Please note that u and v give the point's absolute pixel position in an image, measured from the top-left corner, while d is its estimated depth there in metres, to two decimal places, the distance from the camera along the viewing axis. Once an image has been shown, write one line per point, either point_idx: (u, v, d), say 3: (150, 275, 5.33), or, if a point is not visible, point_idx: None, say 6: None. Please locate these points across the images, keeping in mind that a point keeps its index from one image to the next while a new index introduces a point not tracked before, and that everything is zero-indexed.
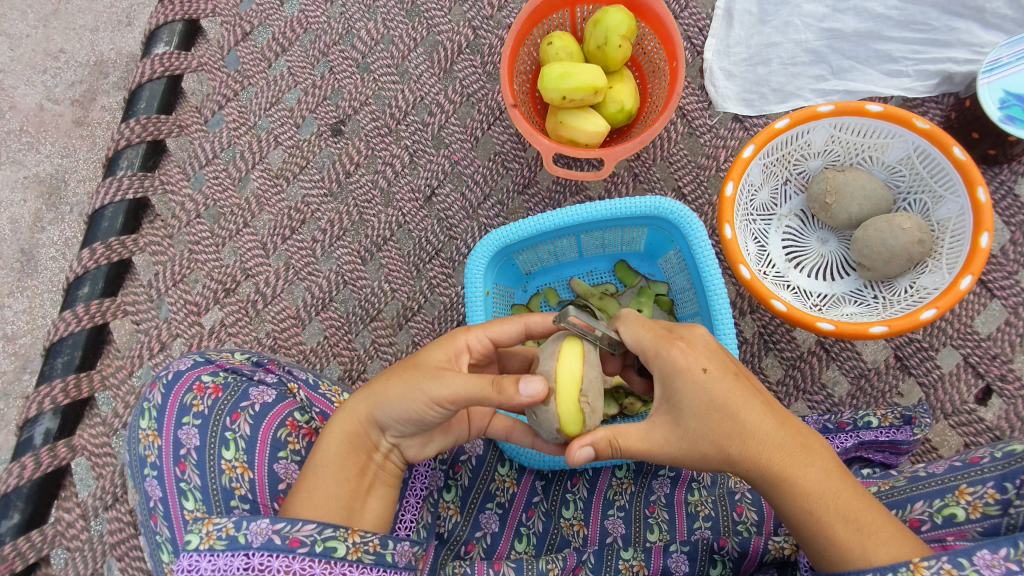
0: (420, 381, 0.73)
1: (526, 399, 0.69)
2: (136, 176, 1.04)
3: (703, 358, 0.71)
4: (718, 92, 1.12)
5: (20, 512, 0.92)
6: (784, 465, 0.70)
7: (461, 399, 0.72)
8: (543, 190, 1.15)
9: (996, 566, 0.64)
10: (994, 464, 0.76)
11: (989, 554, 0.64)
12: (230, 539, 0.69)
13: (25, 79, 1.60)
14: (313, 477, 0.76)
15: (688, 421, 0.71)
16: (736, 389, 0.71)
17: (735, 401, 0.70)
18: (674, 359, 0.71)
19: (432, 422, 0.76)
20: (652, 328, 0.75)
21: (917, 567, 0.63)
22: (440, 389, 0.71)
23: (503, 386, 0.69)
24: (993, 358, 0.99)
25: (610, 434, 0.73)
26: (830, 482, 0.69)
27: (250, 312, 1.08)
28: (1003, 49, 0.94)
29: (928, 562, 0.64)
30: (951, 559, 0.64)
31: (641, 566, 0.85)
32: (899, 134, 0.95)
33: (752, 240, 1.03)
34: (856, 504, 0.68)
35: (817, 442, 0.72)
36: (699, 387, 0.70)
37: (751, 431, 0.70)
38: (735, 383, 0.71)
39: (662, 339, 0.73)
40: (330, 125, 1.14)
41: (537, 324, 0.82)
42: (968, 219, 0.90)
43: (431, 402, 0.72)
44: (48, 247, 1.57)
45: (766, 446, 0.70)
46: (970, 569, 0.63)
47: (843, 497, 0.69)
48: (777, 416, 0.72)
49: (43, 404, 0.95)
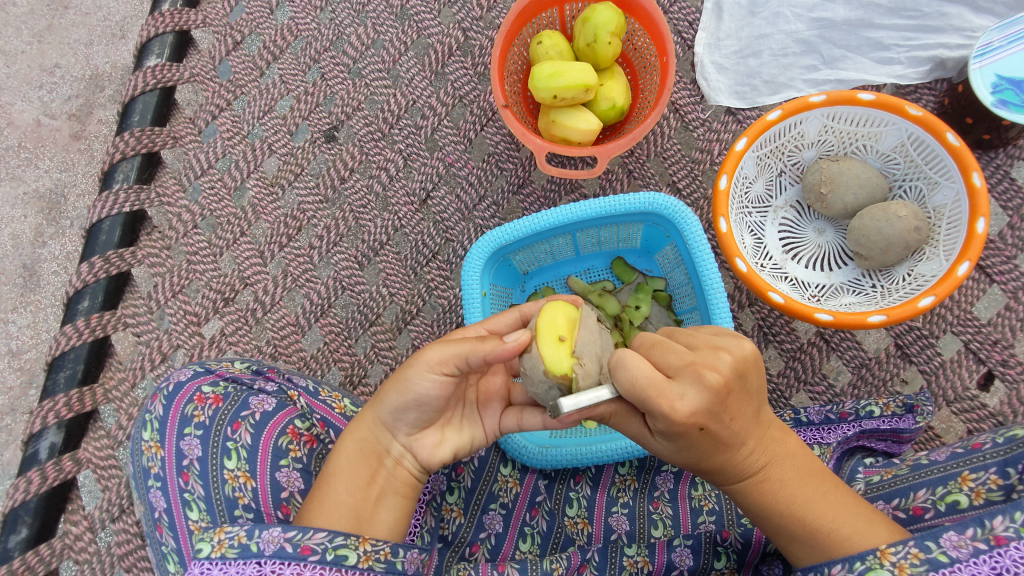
0: (411, 360, 0.76)
1: (512, 347, 0.72)
2: (132, 189, 1.04)
3: (703, 418, 0.64)
4: (710, 86, 1.12)
5: (28, 526, 0.93)
6: (749, 482, 0.71)
7: (451, 357, 0.73)
8: (537, 189, 1.14)
9: (963, 547, 0.64)
10: (996, 450, 0.77)
11: (956, 535, 0.65)
12: (241, 547, 0.70)
13: (21, 95, 1.61)
14: (324, 487, 0.77)
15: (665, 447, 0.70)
16: (722, 429, 0.67)
17: (717, 438, 0.67)
18: (664, 415, 0.63)
19: (434, 398, 0.75)
20: (650, 371, 0.63)
21: (884, 553, 0.66)
22: (430, 355, 0.73)
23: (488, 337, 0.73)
24: (994, 344, 0.99)
25: (608, 413, 0.71)
26: (789, 490, 0.71)
27: (250, 321, 1.08)
28: (994, 32, 0.93)
29: (895, 548, 0.66)
30: (918, 543, 0.66)
31: (646, 562, 0.86)
32: (892, 122, 0.95)
33: (748, 234, 1.02)
34: (816, 508, 0.70)
35: (783, 451, 0.73)
36: (688, 436, 0.66)
37: (721, 457, 0.69)
38: (722, 427, 0.67)
39: (658, 390, 0.63)
40: (324, 132, 1.14)
41: (532, 309, 0.82)
42: (964, 205, 0.90)
43: (425, 370, 0.73)
44: (50, 261, 1.57)
45: (731, 466, 0.71)
46: (937, 552, 0.65)
47: (801, 503, 0.71)
48: (751, 439, 0.70)
49: (47, 418, 0.96)
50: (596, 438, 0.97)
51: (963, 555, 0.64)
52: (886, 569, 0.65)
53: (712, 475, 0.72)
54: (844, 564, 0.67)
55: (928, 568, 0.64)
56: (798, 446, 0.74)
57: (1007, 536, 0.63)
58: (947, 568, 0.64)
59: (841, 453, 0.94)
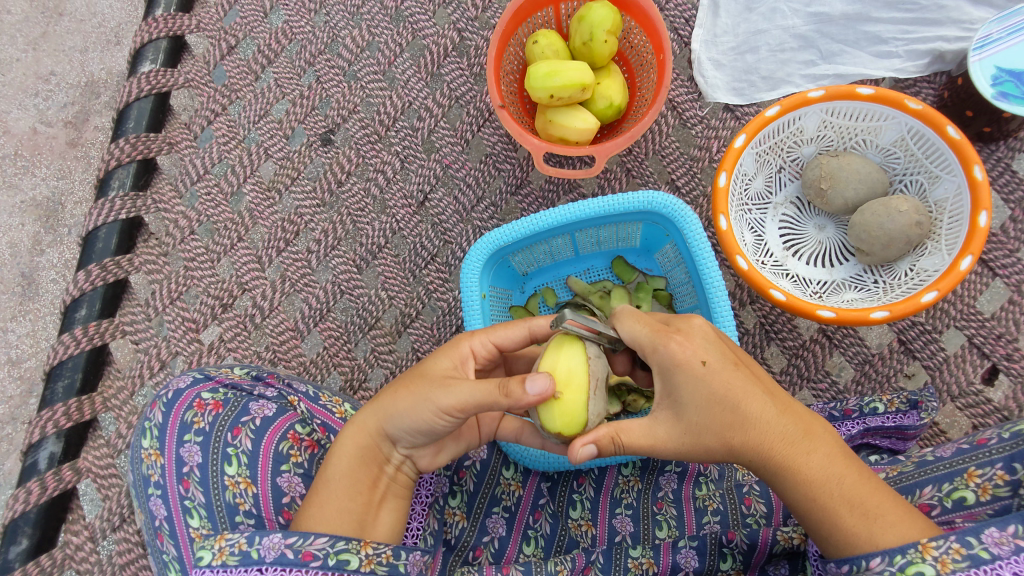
0: (428, 392, 0.73)
1: (535, 397, 0.68)
2: (128, 197, 1.04)
3: (701, 350, 0.71)
4: (708, 83, 1.11)
5: (28, 537, 0.93)
6: (790, 457, 0.69)
7: (470, 406, 0.71)
8: (536, 189, 1.14)
9: (1004, 544, 0.62)
10: (1002, 445, 0.76)
11: (997, 532, 0.63)
12: (243, 554, 0.69)
13: (17, 103, 1.61)
14: (324, 491, 0.76)
15: (688, 413, 0.71)
16: (735, 378, 0.70)
17: (735, 393, 0.70)
18: (672, 352, 0.71)
19: (444, 432, 0.75)
20: (649, 323, 0.74)
21: (926, 547, 0.62)
22: (449, 398, 0.71)
23: (510, 387, 0.68)
24: (998, 338, 0.98)
25: (612, 430, 0.73)
26: (834, 467, 0.68)
27: (249, 327, 1.08)
28: (993, 24, 0.93)
29: (936, 542, 0.63)
30: (960, 538, 0.63)
31: (650, 564, 0.85)
32: (891, 116, 0.94)
33: (748, 231, 1.02)
34: (864, 488, 0.67)
35: (820, 427, 0.71)
36: (700, 379, 0.70)
37: (751, 421, 0.69)
38: (733, 373, 0.70)
39: (658, 333, 0.73)
40: (319, 135, 1.13)
41: (541, 327, 0.81)
42: (966, 198, 0.89)
43: (440, 413, 0.72)
44: (48, 269, 1.57)
45: (766, 437, 0.69)
46: (979, 548, 0.62)
47: (848, 481, 0.67)
48: (779, 404, 0.71)
49: (46, 428, 0.96)
50: None
51: (1005, 552, 0.62)
52: (928, 563, 0.62)
53: (749, 458, 0.71)
54: (883, 557, 0.63)
55: (969, 565, 0.62)
56: (839, 434, 0.73)
57: None
58: (988, 565, 0.61)
59: None
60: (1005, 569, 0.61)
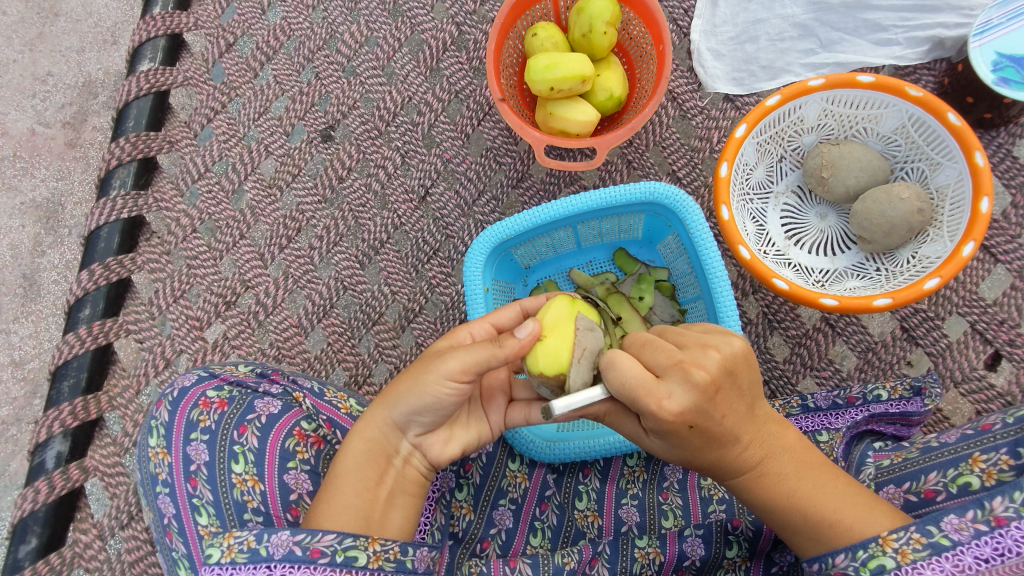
0: (429, 365, 0.74)
1: (526, 340, 0.72)
2: (129, 196, 1.04)
3: (690, 416, 0.66)
4: (708, 73, 1.11)
5: (37, 536, 0.93)
6: (747, 478, 0.73)
7: (473, 367, 0.72)
8: (537, 182, 1.14)
9: (964, 530, 0.65)
10: (1006, 430, 0.76)
11: (957, 518, 0.66)
12: (251, 551, 0.70)
13: (15, 105, 1.60)
14: (333, 488, 0.77)
15: (658, 445, 0.72)
16: (715, 428, 0.68)
17: (713, 437, 0.69)
18: (660, 419, 0.66)
19: (450, 406, 0.75)
20: (638, 373, 0.66)
21: (886, 541, 0.67)
22: (450, 363, 0.71)
23: (504, 338, 0.72)
24: (1000, 324, 0.98)
25: (602, 411, 0.75)
26: (788, 484, 0.72)
27: (253, 324, 1.08)
28: (993, 10, 0.92)
29: (896, 535, 0.67)
30: (920, 527, 0.66)
31: (657, 553, 0.85)
32: (892, 104, 0.94)
33: (750, 220, 1.02)
34: (818, 500, 0.71)
35: (779, 447, 0.73)
36: (685, 435, 0.68)
37: (717, 455, 0.71)
38: (715, 425, 0.68)
39: (647, 393, 0.65)
40: (320, 131, 1.13)
41: (532, 304, 0.85)
42: (967, 185, 0.89)
43: (444, 379, 0.72)
44: (50, 271, 1.57)
45: (730, 463, 0.72)
46: (939, 535, 0.65)
47: (802, 496, 0.71)
48: (746, 438, 0.71)
49: (53, 427, 0.96)
50: (601, 430, 0.97)
51: (965, 537, 0.65)
52: (889, 555, 0.66)
53: (709, 472, 0.74)
54: (847, 554, 0.68)
55: (930, 553, 0.65)
56: (796, 441, 0.75)
57: (1007, 517, 0.65)
58: (949, 551, 0.65)
59: (851, 438, 0.93)
60: (967, 554, 0.64)
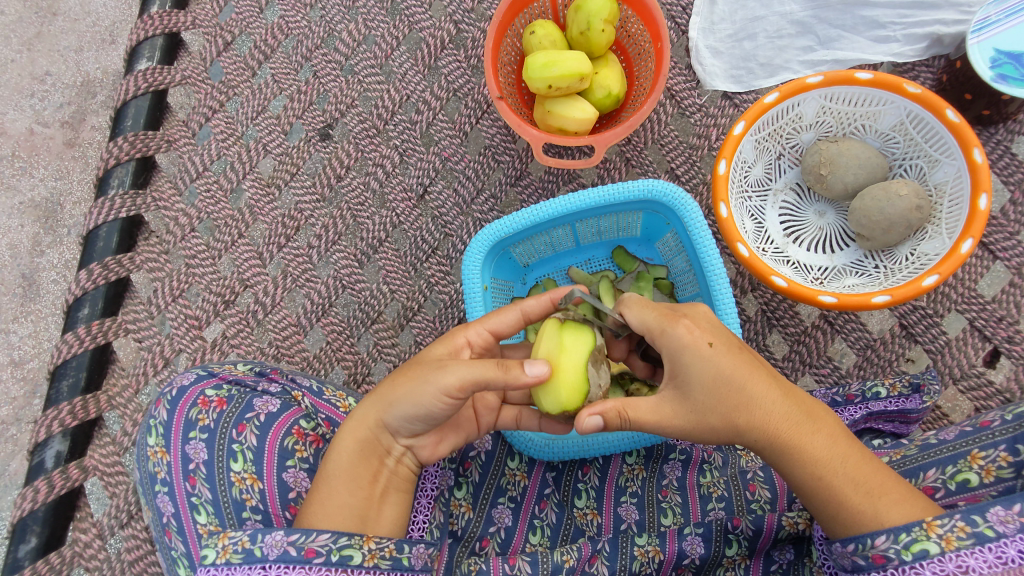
0: (426, 374, 0.73)
1: (534, 378, 0.71)
2: (128, 195, 1.04)
3: (708, 332, 0.72)
4: (706, 70, 1.11)
5: (37, 535, 0.93)
6: (794, 438, 0.72)
7: (470, 384, 0.72)
8: (535, 180, 1.14)
9: (1010, 522, 0.65)
10: (1005, 428, 0.76)
11: (1003, 511, 0.66)
12: (247, 552, 0.70)
13: (14, 104, 1.60)
14: (325, 488, 0.76)
15: (696, 398, 0.72)
16: (741, 361, 0.72)
17: (745, 380, 0.72)
18: (680, 336, 0.72)
19: (443, 416, 0.75)
20: (656, 309, 0.75)
21: (930, 525, 0.66)
22: (449, 378, 0.72)
23: (510, 366, 0.71)
24: (999, 320, 0.98)
25: (619, 405, 0.73)
26: (837, 447, 0.72)
27: (252, 323, 1.08)
28: (991, 7, 0.92)
29: (941, 521, 0.66)
30: (965, 516, 0.66)
31: (657, 551, 0.85)
32: (890, 101, 0.94)
33: (749, 218, 1.02)
34: (866, 468, 0.71)
35: (822, 410, 0.75)
36: (709, 362, 0.71)
37: (758, 403, 0.72)
38: (740, 357, 0.73)
39: (667, 318, 0.74)
40: (318, 130, 1.13)
41: (533, 307, 0.82)
42: (966, 181, 0.89)
43: (441, 393, 0.72)
44: (49, 271, 1.57)
45: (772, 417, 0.72)
46: (984, 526, 0.65)
47: (851, 462, 0.71)
48: (783, 387, 0.74)
49: (52, 427, 0.96)
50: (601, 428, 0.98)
51: (1010, 530, 0.65)
52: (932, 540, 0.65)
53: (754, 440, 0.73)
54: (889, 536, 0.67)
55: (974, 542, 0.65)
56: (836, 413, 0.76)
57: None
58: (993, 542, 0.64)
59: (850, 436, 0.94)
60: (1010, 547, 0.64)
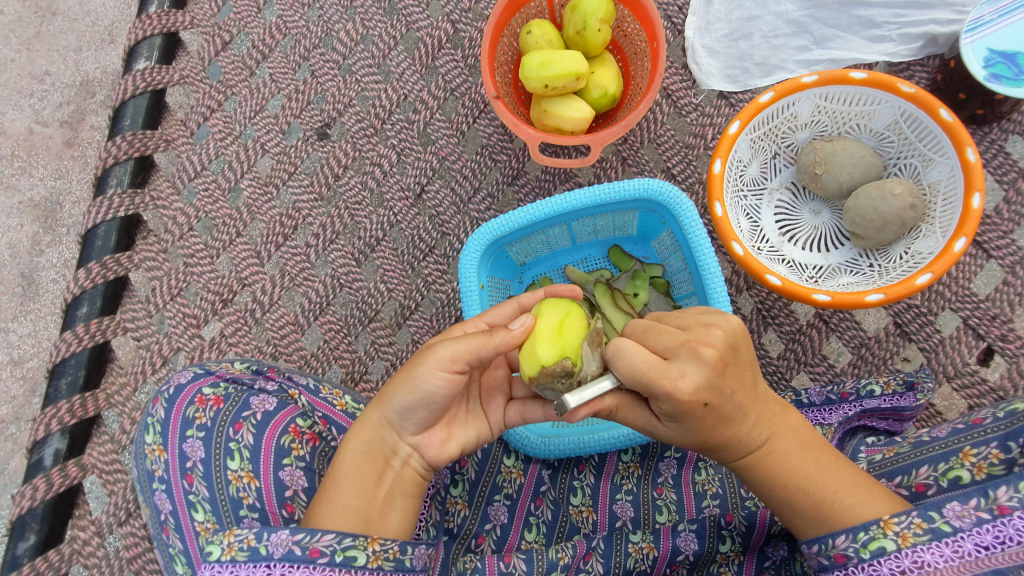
0: (419, 356, 0.75)
1: (520, 330, 0.75)
2: (126, 193, 1.04)
3: (706, 393, 0.68)
4: (702, 70, 1.11)
5: (36, 533, 0.93)
6: (755, 456, 0.74)
7: (463, 355, 0.73)
8: (532, 179, 1.15)
9: (966, 517, 0.66)
10: (997, 424, 0.77)
11: (959, 505, 0.67)
12: (252, 550, 0.71)
13: (13, 104, 1.61)
14: (331, 489, 0.77)
15: (674, 428, 0.72)
16: (723, 400, 0.70)
17: (725, 412, 0.70)
18: (676, 393, 0.66)
19: (446, 398, 0.74)
20: (649, 355, 0.67)
21: (887, 523, 0.68)
22: (440, 352, 0.72)
23: (495, 330, 0.74)
24: (993, 319, 0.99)
25: (613, 406, 0.75)
26: (792, 461, 0.74)
27: (250, 321, 1.08)
28: (984, 7, 0.93)
29: (897, 518, 0.68)
30: (922, 513, 0.68)
31: (650, 548, 0.86)
32: (885, 100, 0.95)
33: (743, 217, 1.02)
34: (819, 478, 0.73)
35: (783, 423, 0.76)
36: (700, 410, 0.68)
37: (729, 434, 0.72)
38: (727, 396, 0.70)
39: (657, 369, 0.67)
40: (316, 129, 1.13)
41: (528, 299, 0.84)
42: (959, 180, 0.90)
43: (436, 369, 0.72)
44: (48, 270, 1.57)
45: (739, 439, 0.73)
46: (940, 521, 0.67)
47: (806, 473, 0.74)
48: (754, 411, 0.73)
49: (50, 425, 0.97)
50: (598, 426, 0.98)
51: (967, 524, 0.66)
52: (889, 538, 0.67)
53: (719, 453, 0.75)
54: (849, 535, 0.69)
55: (930, 538, 0.66)
56: (797, 421, 0.77)
57: (1010, 506, 0.66)
58: (949, 537, 0.66)
59: (843, 433, 0.93)
60: (967, 540, 0.66)
